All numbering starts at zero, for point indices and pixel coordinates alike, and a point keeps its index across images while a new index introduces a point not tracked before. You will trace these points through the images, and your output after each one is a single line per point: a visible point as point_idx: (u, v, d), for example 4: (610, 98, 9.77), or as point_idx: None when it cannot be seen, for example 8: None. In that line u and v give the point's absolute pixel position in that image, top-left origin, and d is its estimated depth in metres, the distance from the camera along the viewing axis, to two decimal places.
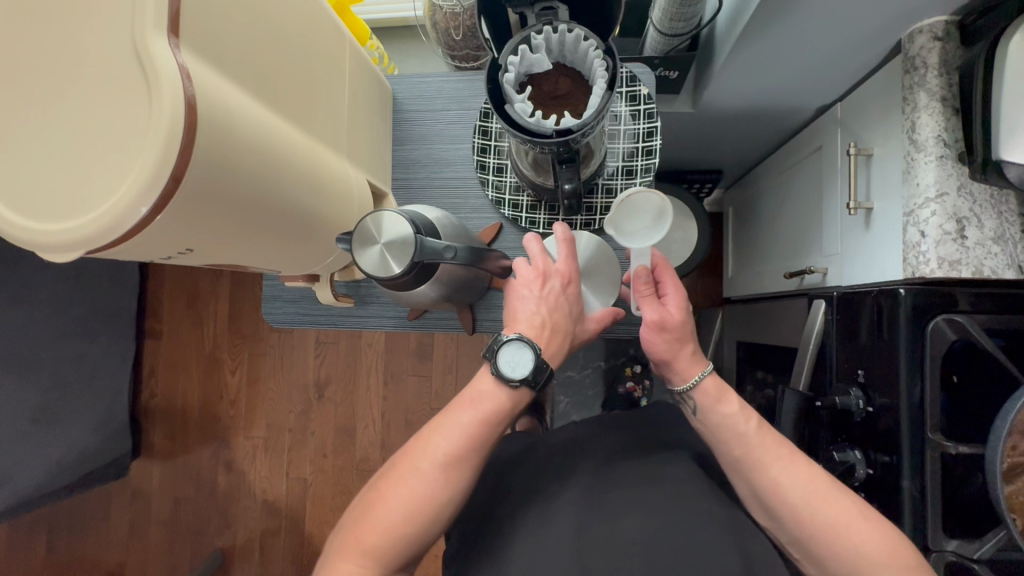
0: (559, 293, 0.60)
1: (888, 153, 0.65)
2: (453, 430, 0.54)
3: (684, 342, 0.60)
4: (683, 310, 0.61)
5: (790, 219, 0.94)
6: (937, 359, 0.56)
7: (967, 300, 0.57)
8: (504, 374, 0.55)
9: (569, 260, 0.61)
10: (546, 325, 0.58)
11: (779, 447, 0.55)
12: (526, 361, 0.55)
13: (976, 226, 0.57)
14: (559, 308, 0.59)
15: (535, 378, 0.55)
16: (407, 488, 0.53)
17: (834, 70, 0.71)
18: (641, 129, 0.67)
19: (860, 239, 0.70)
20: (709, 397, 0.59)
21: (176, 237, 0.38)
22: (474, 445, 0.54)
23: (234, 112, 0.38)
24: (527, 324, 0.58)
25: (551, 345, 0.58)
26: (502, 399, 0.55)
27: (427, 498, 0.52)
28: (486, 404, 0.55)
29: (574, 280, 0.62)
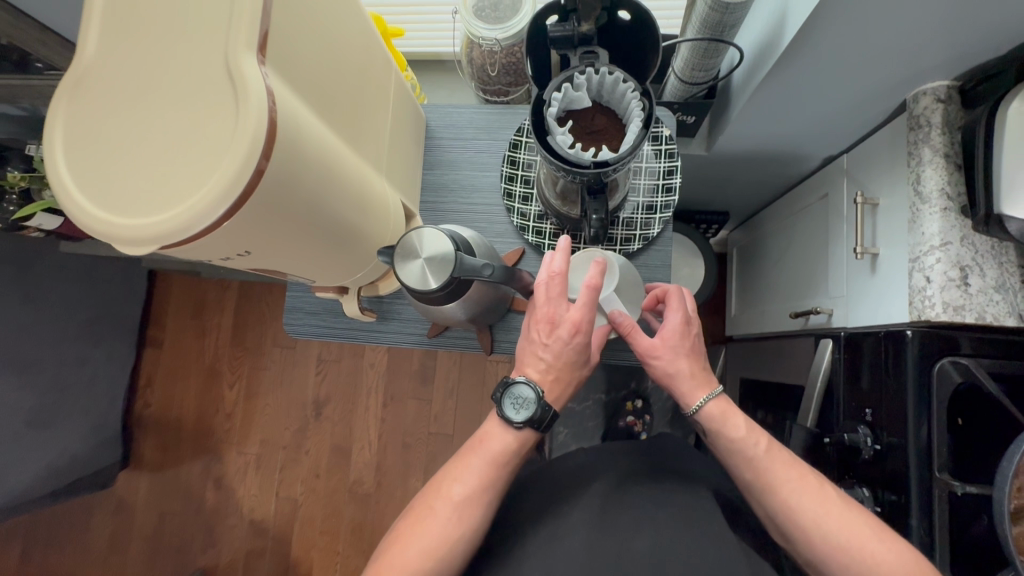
0: (568, 343, 0.56)
1: (894, 202, 0.69)
2: (465, 473, 0.57)
3: (681, 366, 0.59)
4: (679, 338, 0.60)
5: (795, 261, 0.98)
6: (942, 401, 0.59)
7: (970, 344, 0.60)
8: (510, 418, 0.57)
9: (584, 308, 0.56)
10: (554, 372, 0.58)
11: (789, 469, 0.57)
12: (532, 403, 0.56)
13: (979, 274, 0.60)
14: (569, 355, 0.57)
15: (539, 423, 0.56)
16: (423, 534, 0.55)
17: (842, 124, 0.76)
18: (663, 168, 0.70)
19: (866, 283, 0.74)
20: (714, 421, 0.59)
21: (244, 237, 0.40)
22: (485, 485, 0.57)
23: (302, 127, 0.41)
24: (535, 370, 0.58)
25: (557, 390, 0.58)
26: (510, 440, 0.58)
27: (441, 539, 0.55)
28: (496, 446, 0.58)
29: (586, 329, 0.56)
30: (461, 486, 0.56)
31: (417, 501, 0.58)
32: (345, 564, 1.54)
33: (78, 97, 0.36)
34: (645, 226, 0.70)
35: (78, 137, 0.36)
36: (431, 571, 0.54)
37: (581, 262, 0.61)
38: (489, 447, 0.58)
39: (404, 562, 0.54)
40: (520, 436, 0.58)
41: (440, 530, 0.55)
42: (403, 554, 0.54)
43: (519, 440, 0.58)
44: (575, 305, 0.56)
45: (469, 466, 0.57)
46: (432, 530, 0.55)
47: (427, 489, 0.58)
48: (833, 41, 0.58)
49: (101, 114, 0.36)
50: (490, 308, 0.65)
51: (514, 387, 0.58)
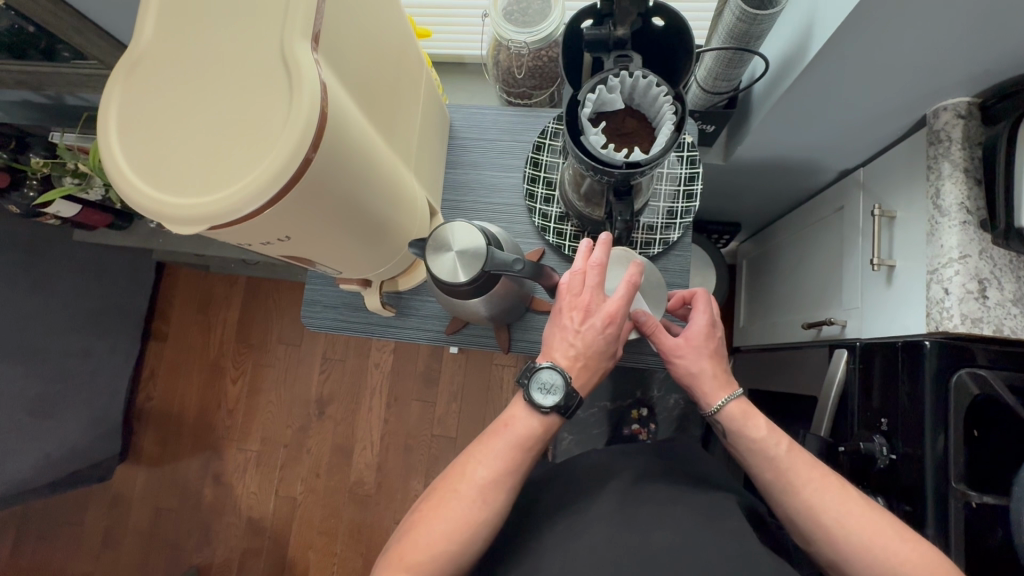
0: (599, 332, 0.57)
1: (912, 215, 0.70)
2: (490, 456, 0.56)
3: (704, 367, 0.61)
4: (705, 339, 0.61)
5: (808, 272, 0.98)
6: (960, 411, 0.59)
7: (985, 357, 0.60)
8: (538, 402, 0.57)
9: (620, 301, 0.56)
10: (580, 358, 0.57)
11: (811, 470, 0.57)
12: (558, 388, 0.56)
13: (997, 288, 0.61)
14: (597, 345, 0.57)
15: (565, 408, 0.56)
16: (447, 515, 0.55)
17: (860, 138, 0.77)
18: (684, 174, 0.71)
19: (881, 295, 0.74)
20: (735, 421, 0.60)
21: (287, 222, 0.41)
22: (509, 469, 0.56)
23: (348, 116, 0.42)
24: (561, 355, 0.58)
25: (581, 378, 0.58)
26: (534, 425, 0.57)
27: (466, 521, 0.55)
28: (521, 430, 0.58)
29: (619, 321, 0.57)
30: (485, 469, 0.56)
31: (440, 481, 0.58)
32: (341, 566, 1.53)
33: (135, 78, 0.37)
34: (665, 231, 0.71)
35: (134, 117, 0.36)
36: (454, 552, 0.54)
37: (618, 259, 0.62)
38: (514, 430, 0.57)
39: (428, 542, 0.54)
40: (545, 421, 0.58)
41: (462, 512, 0.55)
42: (427, 533, 0.54)
43: (543, 425, 0.58)
44: (613, 296, 0.57)
45: (492, 448, 0.57)
46: (455, 511, 0.55)
47: (448, 469, 0.58)
48: (858, 55, 0.59)
49: (158, 96, 0.36)
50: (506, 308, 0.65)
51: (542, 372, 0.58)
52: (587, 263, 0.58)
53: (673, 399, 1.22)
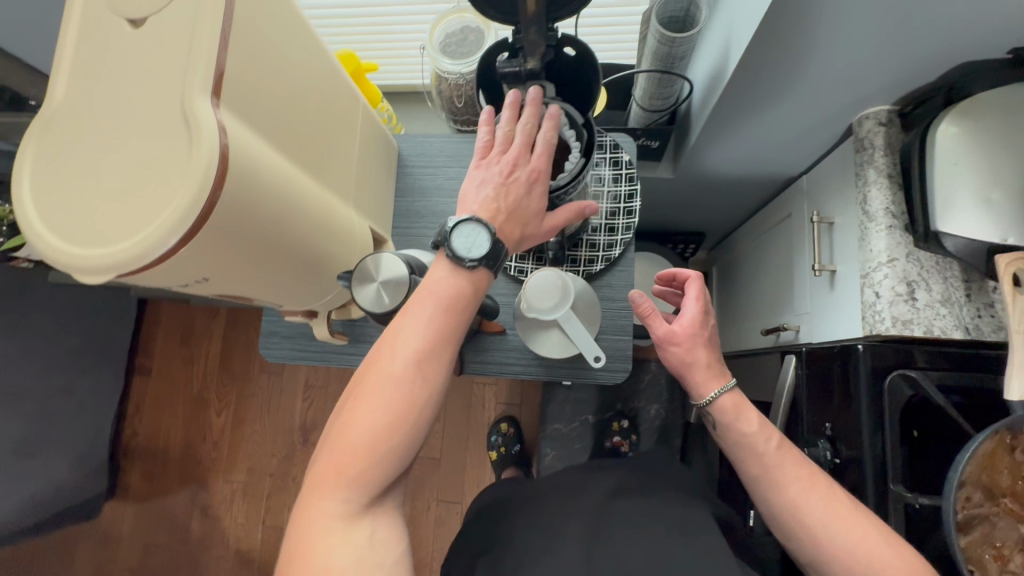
0: (523, 189, 0.49)
1: (846, 220, 0.71)
2: (415, 327, 0.42)
3: (697, 353, 0.62)
4: (699, 327, 0.62)
5: (765, 278, 1.00)
6: (895, 412, 0.60)
7: (923, 357, 0.61)
8: (459, 254, 0.44)
9: (545, 151, 0.49)
10: (503, 209, 0.48)
11: (799, 469, 0.57)
12: (482, 243, 0.45)
13: (925, 289, 0.62)
14: (522, 202, 0.49)
15: (491, 262, 0.45)
16: (373, 408, 0.40)
17: (798, 148, 0.79)
18: (623, 191, 0.73)
19: (825, 299, 0.76)
20: (727, 414, 0.61)
21: (202, 264, 0.42)
22: (444, 339, 0.43)
23: (259, 160, 0.43)
24: (479, 206, 0.48)
25: (507, 232, 0.48)
26: (461, 284, 0.45)
27: (408, 410, 0.41)
28: (444, 293, 0.44)
29: (546, 180, 0.50)
30: (409, 344, 0.41)
31: (351, 383, 0.42)
32: None
33: (45, 137, 0.39)
34: (607, 248, 0.72)
35: (44, 174, 0.38)
36: (396, 439, 0.40)
37: (548, 282, 0.61)
38: (436, 291, 0.44)
39: (361, 446, 0.40)
40: (469, 283, 0.45)
41: (397, 399, 0.40)
42: (355, 435, 0.40)
43: (473, 283, 0.45)
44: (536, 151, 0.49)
45: (416, 315, 0.42)
46: (386, 398, 0.40)
47: (360, 365, 0.43)
48: (781, 69, 0.61)
49: (68, 154, 0.38)
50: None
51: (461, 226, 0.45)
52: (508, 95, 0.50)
53: (653, 409, 1.24)
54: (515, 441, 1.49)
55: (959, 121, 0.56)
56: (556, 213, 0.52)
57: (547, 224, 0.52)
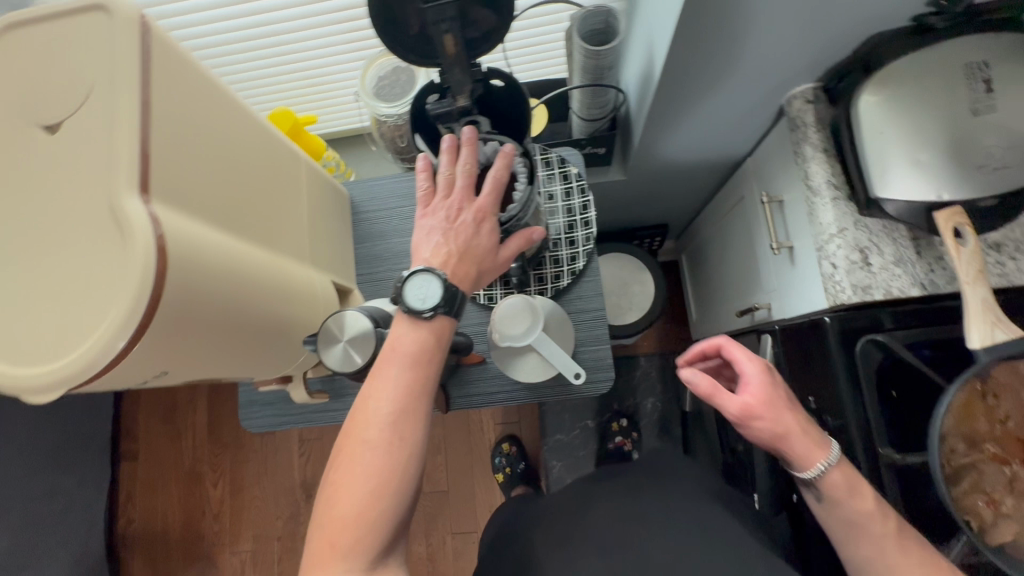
0: (470, 230, 0.49)
1: (793, 197, 0.73)
2: (386, 388, 0.42)
3: (784, 424, 0.56)
4: (770, 389, 0.57)
5: (731, 261, 1.02)
6: (871, 376, 0.61)
7: (889, 318, 0.63)
8: (415, 307, 0.44)
9: (492, 192, 0.50)
10: (454, 252, 0.48)
11: (918, 548, 0.52)
12: (435, 291, 0.45)
13: (878, 253, 0.63)
14: (472, 242, 0.49)
15: (448, 308, 0.44)
16: (354, 478, 0.40)
17: (738, 133, 0.82)
18: (577, 204, 0.74)
19: (789, 274, 0.77)
20: (839, 490, 0.54)
21: (157, 360, 0.41)
22: (418, 394, 0.42)
23: (200, 244, 0.43)
24: (431, 254, 0.48)
25: (461, 273, 0.48)
26: (424, 336, 0.44)
27: (392, 473, 0.40)
28: (409, 347, 0.44)
29: (493, 217, 0.50)
30: (381, 408, 0.41)
31: (331, 456, 0.42)
32: None
33: None
34: (571, 260, 0.73)
35: None
36: (385, 506, 0.40)
37: (515, 308, 0.61)
38: (399, 349, 0.43)
39: (349, 519, 0.39)
40: (431, 332, 0.45)
41: (379, 464, 0.40)
42: (343, 507, 0.39)
43: (435, 332, 0.45)
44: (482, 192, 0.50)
45: (383, 376, 0.42)
46: (369, 465, 0.40)
47: (338, 436, 0.42)
48: (704, 63, 0.63)
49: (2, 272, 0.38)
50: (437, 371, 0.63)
51: (414, 278, 0.45)
52: (446, 141, 0.51)
53: (650, 403, 1.39)
54: (519, 459, 1.48)
55: (878, 92, 0.59)
56: (509, 244, 0.53)
57: (501, 258, 0.52)
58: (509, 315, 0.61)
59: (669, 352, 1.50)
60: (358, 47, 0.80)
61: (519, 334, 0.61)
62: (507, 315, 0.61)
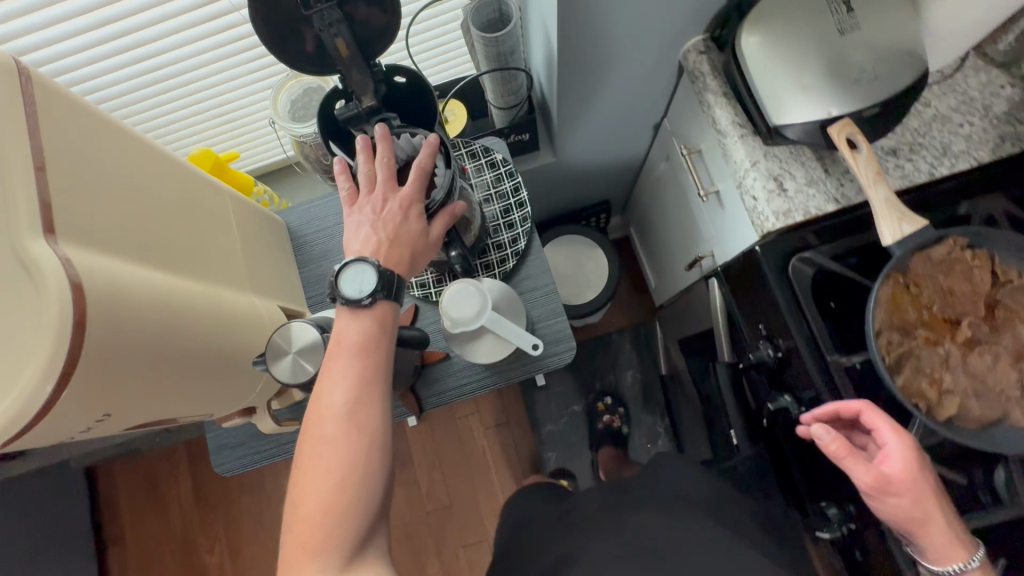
0: (399, 217, 0.49)
1: (708, 144, 0.77)
2: (335, 380, 0.42)
3: (928, 510, 0.50)
4: (917, 471, 0.50)
5: (672, 220, 1.06)
6: (806, 291, 0.65)
7: (813, 236, 0.66)
8: (352, 297, 0.44)
9: (415, 179, 0.50)
10: (385, 240, 0.48)
11: None
12: (370, 278, 0.45)
13: (791, 178, 0.67)
14: (402, 228, 0.49)
15: (387, 292, 0.45)
16: (317, 473, 0.40)
17: (649, 94, 0.85)
18: (509, 188, 0.77)
19: (720, 218, 0.80)
20: None
21: (99, 403, 0.41)
22: (369, 380, 0.43)
23: (122, 282, 0.43)
24: (363, 246, 0.49)
25: (395, 260, 0.48)
26: (366, 324, 0.44)
27: (353, 462, 0.40)
28: (353, 337, 0.44)
29: (420, 203, 0.51)
30: (334, 399, 0.41)
31: (293, 455, 0.42)
32: None
33: None
34: (513, 242, 0.75)
35: None
36: (352, 496, 0.40)
37: (463, 292, 0.62)
38: (345, 341, 0.44)
39: (316, 515, 0.39)
40: (374, 322, 0.45)
41: (339, 454, 0.40)
42: (309, 502, 0.39)
43: (378, 320, 0.45)
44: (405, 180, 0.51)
45: (332, 368, 0.43)
46: (329, 457, 0.40)
47: (297, 435, 0.42)
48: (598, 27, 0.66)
49: None
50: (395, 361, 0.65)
51: (347, 269, 0.46)
52: (362, 138, 0.51)
53: (629, 375, 1.51)
54: (550, 484, 1.48)
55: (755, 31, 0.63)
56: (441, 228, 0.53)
57: (435, 242, 0.52)
58: (457, 301, 0.62)
59: (638, 325, 1.54)
60: (263, 67, 0.80)
61: (469, 318, 0.62)
62: (455, 301, 0.62)
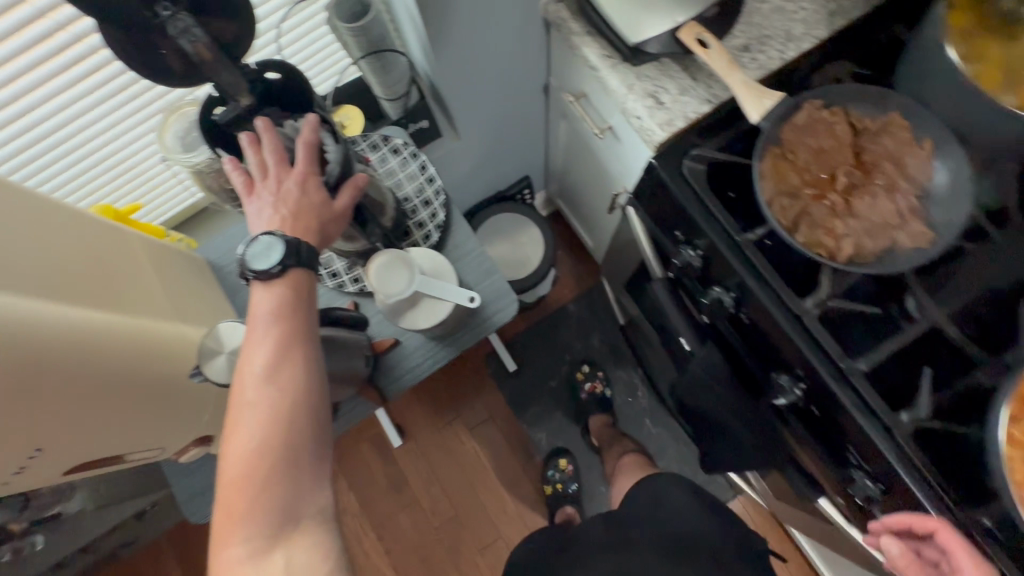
0: (297, 193, 0.52)
1: (589, 84, 0.82)
2: (256, 345, 0.48)
3: None
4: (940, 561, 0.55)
5: (584, 174, 1.11)
6: (705, 186, 0.69)
7: (700, 137, 0.71)
8: (261, 267, 0.48)
9: (306, 156, 0.52)
10: (288, 216, 0.51)
11: None
12: (277, 249, 0.49)
13: (666, 91, 0.72)
14: (303, 202, 0.52)
15: (296, 258, 0.49)
16: (246, 428, 0.47)
17: (526, 55, 0.90)
18: (416, 167, 0.79)
19: (619, 150, 0.85)
20: None
21: (24, 433, 0.44)
22: (285, 343, 0.48)
23: (29, 321, 0.44)
24: (268, 227, 0.51)
25: (301, 231, 0.51)
26: (279, 292, 0.49)
27: (277, 416, 0.47)
28: (269, 304, 0.49)
29: (315, 176, 0.53)
30: (255, 361, 0.47)
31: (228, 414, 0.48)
32: None
33: None
34: (433, 217, 0.77)
35: None
36: (279, 446, 0.46)
37: (390, 261, 0.63)
38: (261, 308, 0.49)
39: (246, 463, 0.46)
40: (288, 292, 0.49)
41: (265, 410, 0.47)
42: (239, 452, 0.46)
43: (291, 286, 0.50)
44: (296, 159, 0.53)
45: (253, 335, 0.48)
46: (256, 413, 0.47)
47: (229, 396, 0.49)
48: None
49: None
50: (340, 350, 0.65)
51: (254, 244, 0.49)
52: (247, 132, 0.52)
53: (596, 339, 1.57)
54: (572, 479, 1.47)
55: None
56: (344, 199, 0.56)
57: (340, 211, 0.55)
58: (386, 273, 0.63)
59: (589, 290, 1.59)
60: (136, 109, 0.80)
61: (400, 287, 0.63)
62: (384, 273, 0.63)
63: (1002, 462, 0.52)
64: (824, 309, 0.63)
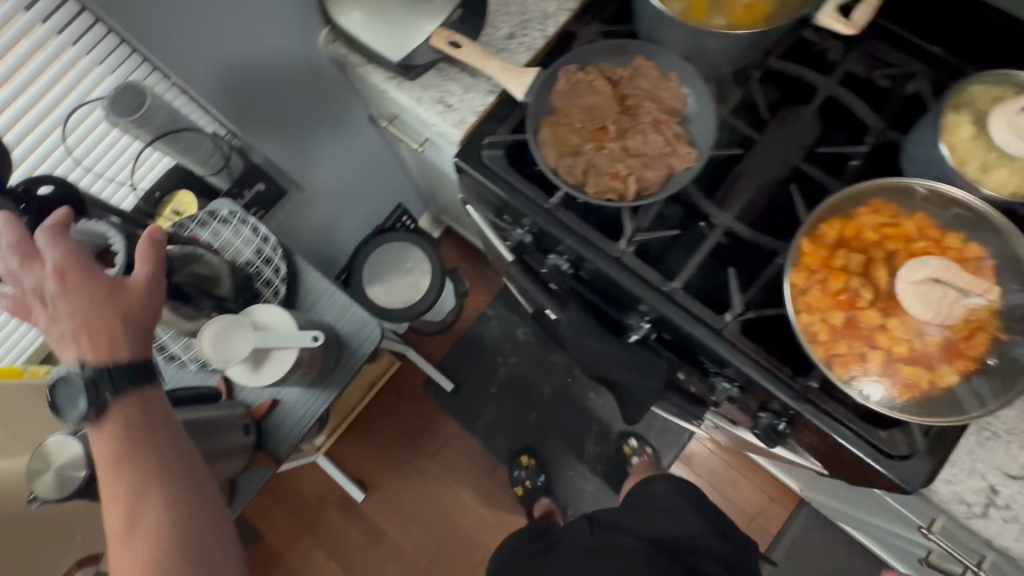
0: (67, 296, 0.55)
1: (392, 107, 0.86)
2: (109, 500, 0.54)
3: None
4: None
5: (439, 186, 1.15)
6: (508, 168, 0.74)
7: (494, 123, 0.76)
8: (77, 417, 0.54)
9: (68, 258, 0.56)
10: (82, 331, 0.55)
11: None
12: (80, 394, 0.54)
13: (451, 93, 0.77)
14: (85, 304, 0.55)
15: (95, 398, 0.54)
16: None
17: (331, 91, 0.94)
18: (249, 231, 0.80)
19: (440, 158, 0.89)
20: None
21: None
22: (130, 488, 0.54)
23: None
24: (70, 344, 0.55)
25: (96, 345, 0.55)
26: (112, 441, 0.55)
27: (146, 558, 0.53)
28: (106, 453, 0.55)
29: (77, 272, 0.56)
30: (111, 514, 0.53)
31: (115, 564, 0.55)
32: None
33: None
34: (277, 272, 0.80)
35: None
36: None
37: (222, 330, 0.66)
38: (102, 460, 0.55)
39: None
40: (113, 428, 0.55)
41: (135, 557, 0.53)
42: None
43: (120, 431, 0.55)
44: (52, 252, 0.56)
45: (105, 490, 0.54)
46: (128, 560, 0.53)
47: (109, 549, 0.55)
48: (227, 40, 0.75)
49: None
50: (201, 430, 0.66)
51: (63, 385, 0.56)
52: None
53: (521, 333, 1.61)
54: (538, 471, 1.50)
55: (338, 7, 0.73)
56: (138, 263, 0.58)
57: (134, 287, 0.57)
58: (222, 343, 0.65)
59: (500, 290, 1.63)
60: None
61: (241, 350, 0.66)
62: (220, 344, 0.65)
63: (799, 332, 0.60)
64: (637, 246, 0.69)
